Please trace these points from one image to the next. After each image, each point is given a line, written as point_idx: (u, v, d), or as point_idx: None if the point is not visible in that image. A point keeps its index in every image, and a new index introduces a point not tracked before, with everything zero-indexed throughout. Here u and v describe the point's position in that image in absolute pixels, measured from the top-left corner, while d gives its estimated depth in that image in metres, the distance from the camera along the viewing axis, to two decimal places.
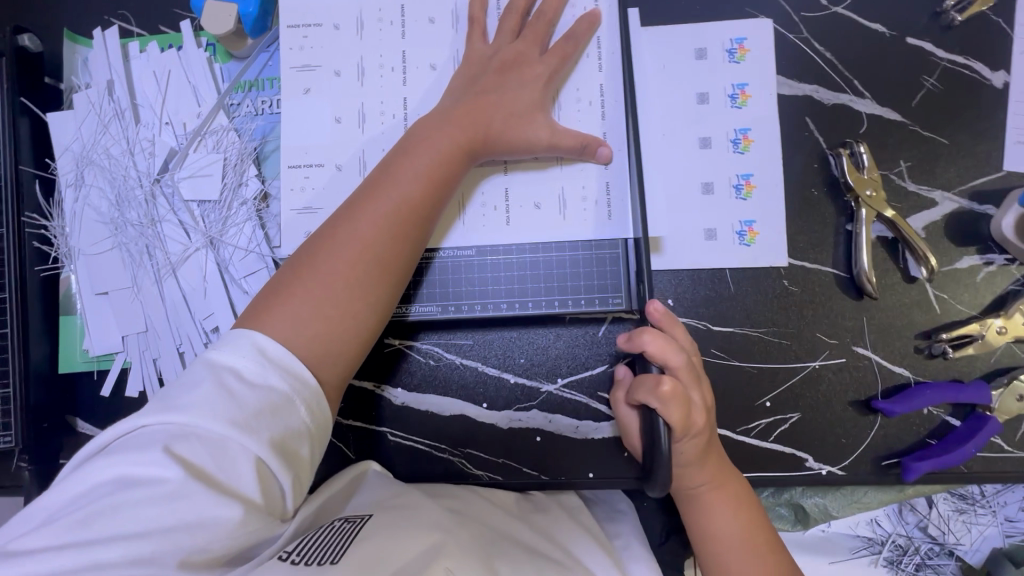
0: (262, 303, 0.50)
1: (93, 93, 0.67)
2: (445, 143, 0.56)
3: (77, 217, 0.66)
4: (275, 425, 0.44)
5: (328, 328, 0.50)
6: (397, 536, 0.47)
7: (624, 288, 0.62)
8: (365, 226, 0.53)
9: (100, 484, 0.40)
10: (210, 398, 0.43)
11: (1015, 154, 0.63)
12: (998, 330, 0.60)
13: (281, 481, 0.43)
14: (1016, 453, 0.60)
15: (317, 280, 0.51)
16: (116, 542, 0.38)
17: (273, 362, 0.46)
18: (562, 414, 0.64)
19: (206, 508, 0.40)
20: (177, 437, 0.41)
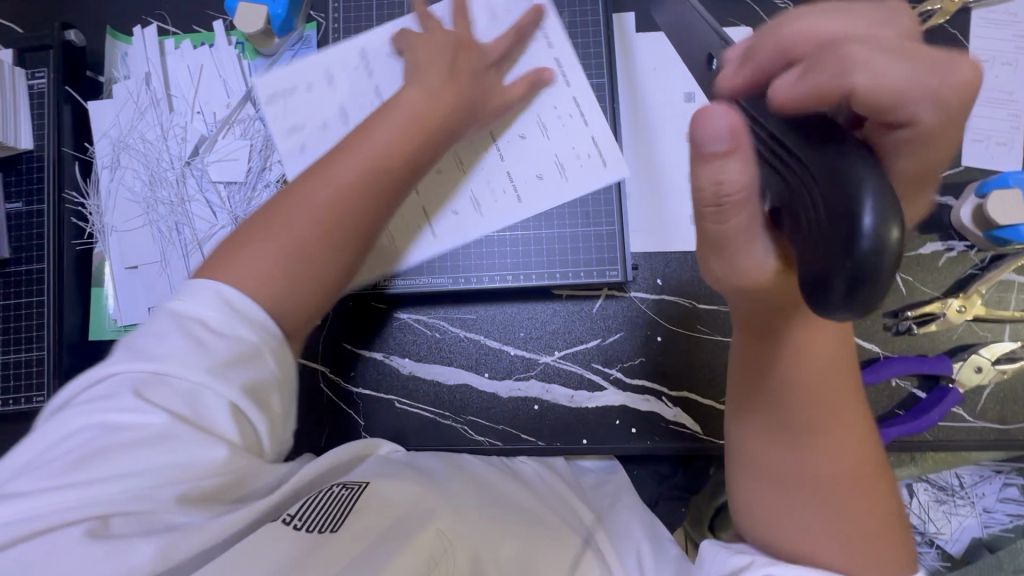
0: (231, 246, 0.47)
1: (131, 84, 0.73)
2: (428, 101, 0.55)
3: (112, 195, 0.71)
4: (247, 369, 0.41)
5: (301, 272, 0.46)
6: (393, 506, 0.50)
7: (620, 262, 0.67)
8: (342, 167, 0.49)
9: (82, 429, 0.39)
10: (182, 344, 0.40)
11: (972, 151, 0.69)
12: (957, 309, 0.65)
13: (259, 425, 0.42)
14: (976, 423, 0.65)
15: (290, 220, 0.47)
16: (103, 483, 0.38)
17: (236, 312, 0.42)
18: (558, 384, 0.69)
19: (188, 449, 0.39)
20: (152, 383, 0.40)
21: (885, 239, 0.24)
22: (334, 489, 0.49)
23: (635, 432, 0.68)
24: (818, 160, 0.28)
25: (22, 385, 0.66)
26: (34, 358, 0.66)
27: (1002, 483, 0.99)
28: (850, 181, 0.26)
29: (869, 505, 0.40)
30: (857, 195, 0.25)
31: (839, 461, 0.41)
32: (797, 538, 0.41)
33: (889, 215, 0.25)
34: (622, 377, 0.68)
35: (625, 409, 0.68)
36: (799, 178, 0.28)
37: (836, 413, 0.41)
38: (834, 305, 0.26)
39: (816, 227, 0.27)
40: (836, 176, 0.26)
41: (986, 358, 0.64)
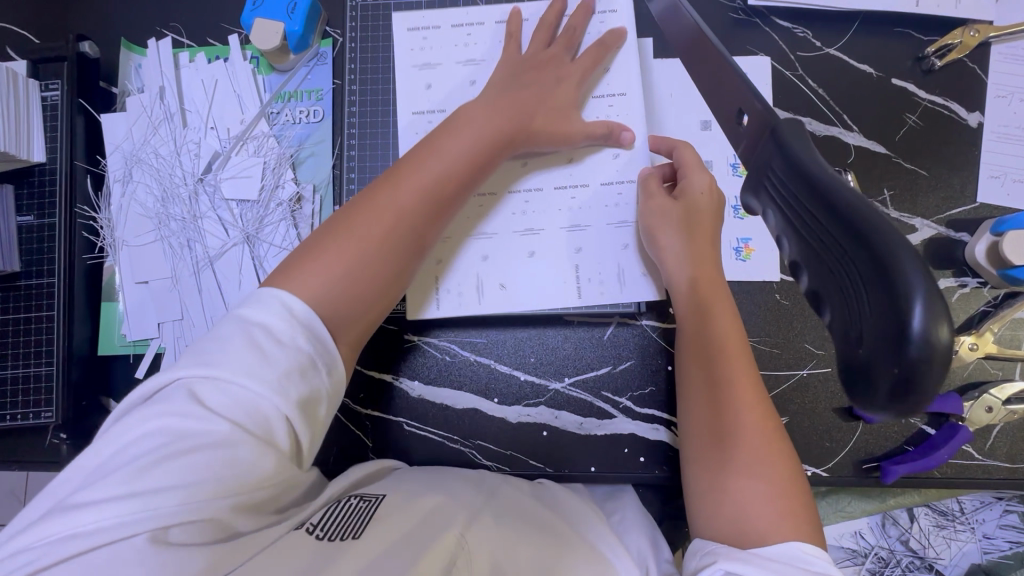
0: (287, 266, 0.54)
1: (145, 98, 0.72)
2: (485, 129, 0.61)
3: (124, 210, 0.71)
4: (300, 384, 0.48)
5: (348, 296, 0.54)
6: (410, 514, 0.54)
7: (633, 293, 0.67)
8: (398, 199, 0.57)
9: (147, 437, 0.44)
10: (242, 354, 0.47)
11: (988, 187, 0.69)
12: (970, 347, 0.65)
13: (305, 437, 0.48)
14: (985, 461, 0.65)
15: (353, 237, 0.55)
16: (164, 491, 0.42)
17: (299, 321, 0.50)
18: (568, 411, 0.69)
19: (247, 457, 0.45)
20: (212, 390, 0.46)
21: (939, 334, 0.21)
22: (351, 501, 0.54)
23: (644, 461, 0.68)
24: (851, 235, 0.25)
25: (30, 400, 0.66)
26: (43, 374, 0.66)
27: (1003, 510, 0.99)
28: (894, 268, 0.23)
29: (789, 481, 0.51)
30: (906, 292, 0.22)
31: (756, 437, 0.53)
32: (743, 503, 0.51)
33: (941, 302, 0.21)
34: (632, 405, 0.68)
35: (634, 437, 0.68)
36: (845, 261, 0.25)
37: (746, 396, 0.55)
38: (876, 403, 0.24)
39: (861, 328, 0.24)
40: (877, 258, 0.23)
41: (997, 398, 0.64)
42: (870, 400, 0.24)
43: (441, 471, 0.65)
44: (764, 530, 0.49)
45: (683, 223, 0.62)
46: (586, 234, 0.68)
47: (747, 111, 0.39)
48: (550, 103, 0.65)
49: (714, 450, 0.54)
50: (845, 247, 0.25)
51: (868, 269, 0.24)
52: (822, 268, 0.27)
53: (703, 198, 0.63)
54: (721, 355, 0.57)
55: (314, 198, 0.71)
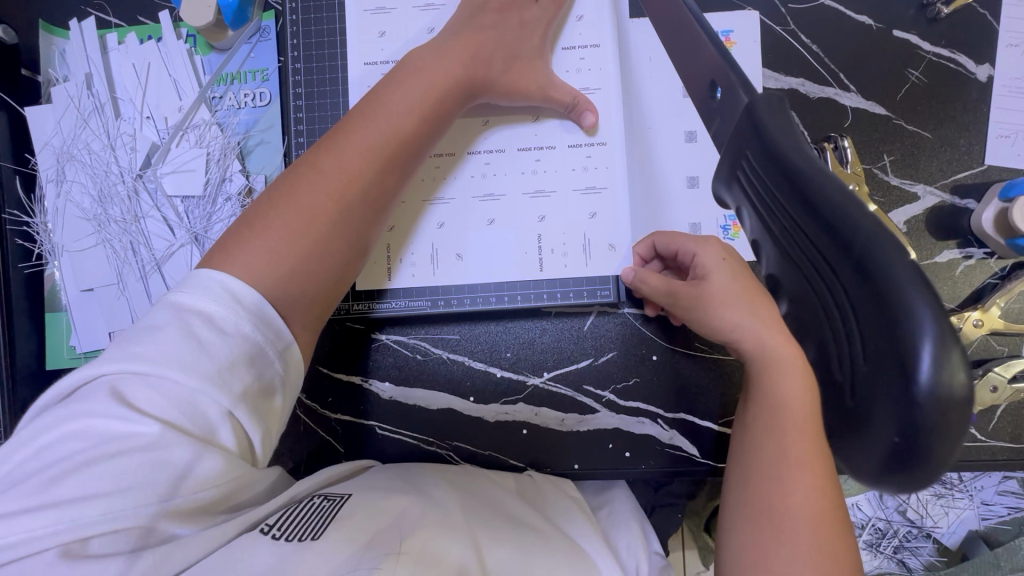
0: (225, 243, 0.48)
1: (72, 87, 0.66)
2: (438, 78, 0.55)
3: (60, 213, 0.65)
4: (249, 376, 0.43)
5: (301, 272, 0.49)
6: (376, 513, 0.47)
7: (613, 280, 0.62)
8: (345, 161, 0.52)
9: (67, 438, 0.39)
10: (178, 345, 0.41)
11: (996, 148, 0.63)
12: (975, 323, 0.61)
13: (255, 435, 0.44)
14: (988, 442, 0.62)
15: (296, 207, 0.49)
16: (83, 502, 0.37)
17: (245, 309, 0.44)
18: (548, 407, 0.65)
19: (181, 460, 0.40)
20: (141, 387, 0.40)
21: (952, 384, 0.21)
22: (314, 501, 0.48)
23: (629, 456, 0.64)
24: (847, 260, 0.23)
25: None
26: None
27: (1001, 477, 0.96)
28: (901, 304, 0.21)
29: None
30: (913, 332, 0.21)
31: (813, 521, 0.42)
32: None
33: (960, 346, 0.21)
34: (615, 398, 0.64)
35: (617, 431, 0.64)
36: (838, 289, 0.24)
37: (799, 468, 0.43)
38: (877, 458, 0.24)
39: (853, 367, 0.24)
40: (869, 287, 0.22)
41: (1002, 377, 0.60)
42: (867, 451, 0.24)
43: (420, 469, 0.61)
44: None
45: (701, 311, 0.51)
46: (562, 219, 0.63)
47: (726, 89, 0.33)
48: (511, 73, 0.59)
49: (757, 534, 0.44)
50: (834, 268, 0.24)
51: (864, 298, 0.23)
52: (808, 286, 0.27)
53: (720, 269, 0.50)
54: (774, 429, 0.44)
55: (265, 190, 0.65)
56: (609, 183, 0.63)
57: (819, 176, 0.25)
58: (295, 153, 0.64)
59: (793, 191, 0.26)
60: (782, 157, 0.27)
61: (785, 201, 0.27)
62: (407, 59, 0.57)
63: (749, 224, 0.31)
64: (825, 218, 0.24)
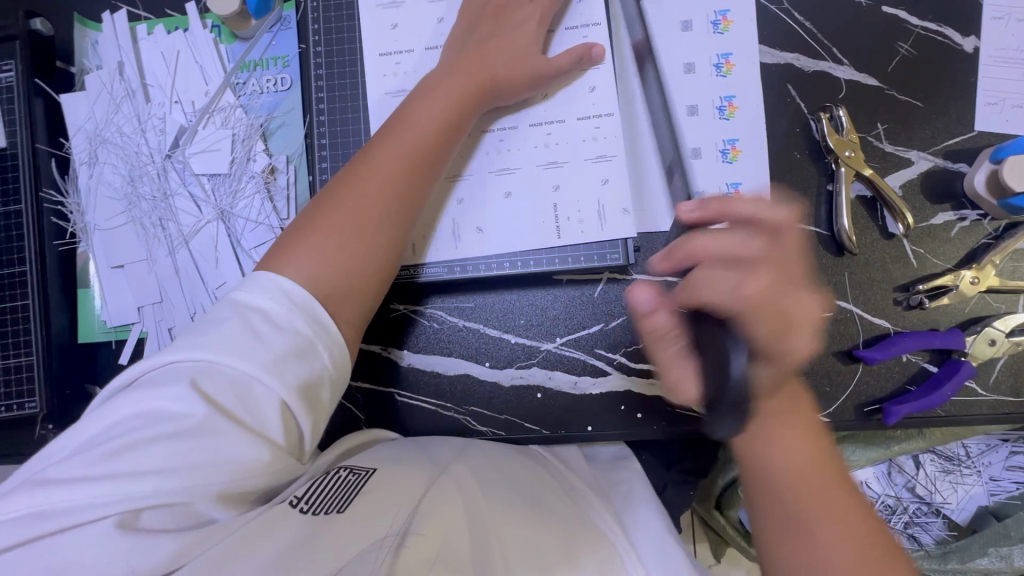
0: (277, 249, 0.52)
1: (104, 74, 0.69)
2: (457, 90, 0.60)
3: (92, 192, 0.69)
4: (301, 368, 0.46)
5: (347, 271, 0.52)
6: (398, 491, 0.50)
7: (621, 245, 0.65)
8: (377, 167, 0.56)
9: (134, 416, 0.43)
10: (238, 337, 0.45)
11: (985, 115, 0.66)
12: (971, 281, 0.63)
13: (303, 428, 0.46)
14: (990, 396, 0.64)
15: (337, 213, 0.54)
16: (143, 476, 0.41)
17: (298, 304, 0.48)
18: (561, 370, 0.67)
19: (232, 447, 0.43)
20: (201, 372, 0.44)
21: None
22: (340, 473, 0.51)
23: (641, 417, 0.66)
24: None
25: (12, 393, 0.64)
26: (23, 364, 0.64)
27: (1009, 452, 0.96)
28: None
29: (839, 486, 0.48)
30: None
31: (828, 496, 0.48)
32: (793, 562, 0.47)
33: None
34: (626, 361, 0.67)
35: (629, 394, 0.67)
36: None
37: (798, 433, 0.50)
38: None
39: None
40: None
41: (1000, 331, 0.62)
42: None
43: (442, 440, 0.63)
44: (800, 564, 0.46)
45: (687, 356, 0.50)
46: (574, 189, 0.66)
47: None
48: (515, 67, 0.63)
49: (778, 517, 0.48)
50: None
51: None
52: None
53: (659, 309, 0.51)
54: (775, 421, 0.50)
55: (287, 169, 0.68)
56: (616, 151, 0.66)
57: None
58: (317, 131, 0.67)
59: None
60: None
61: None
62: (425, 84, 0.62)
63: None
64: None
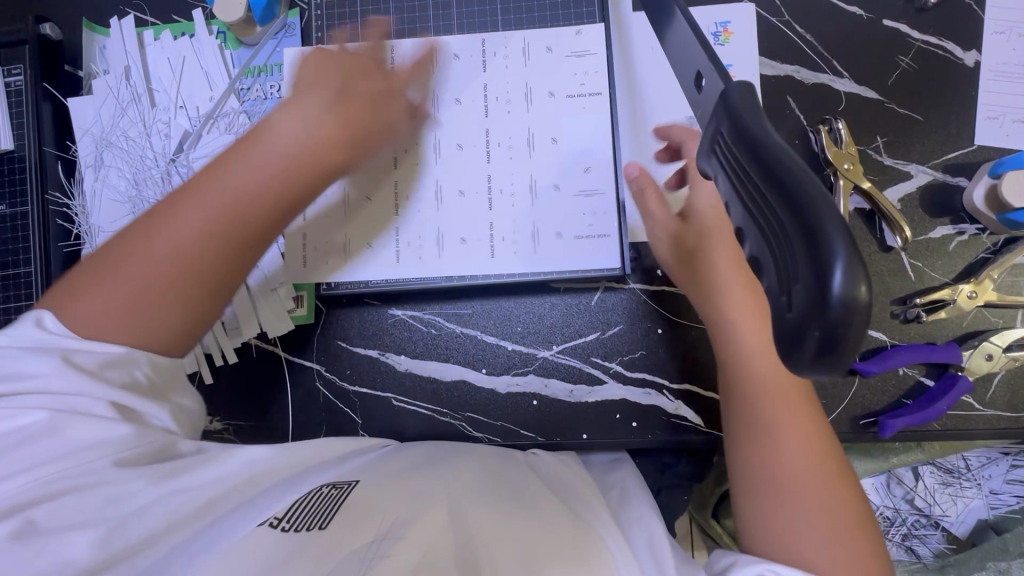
0: (81, 270, 0.45)
1: (111, 79, 0.70)
2: (335, 111, 0.49)
3: (97, 195, 0.69)
4: (132, 364, 0.44)
5: (138, 311, 0.44)
6: (383, 502, 0.48)
7: (617, 255, 0.66)
8: (210, 185, 0.45)
9: (1, 433, 0.41)
10: (79, 343, 0.42)
11: (986, 128, 0.66)
12: (968, 295, 0.63)
13: (153, 419, 0.45)
14: (987, 411, 0.63)
15: (144, 239, 0.44)
16: (19, 478, 0.40)
17: (115, 328, 0.44)
18: (557, 379, 0.68)
19: (88, 442, 0.41)
20: (52, 375, 0.41)
21: (857, 299, 0.21)
22: (322, 489, 0.49)
23: (636, 426, 0.67)
24: (793, 213, 0.23)
25: None
26: None
27: (1009, 465, 0.95)
28: (820, 240, 0.22)
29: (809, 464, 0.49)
30: (829, 255, 0.21)
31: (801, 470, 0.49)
32: (799, 553, 0.47)
33: (863, 264, 0.21)
34: (622, 370, 0.67)
35: (625, 402, 0.67)
36: (779, 253, 0.24)
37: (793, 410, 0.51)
38: (805, 367, 0.22)
39: (788, 297, 0.23)
40: (808, 232, 0.22)
41: (997, 345, 0.62)
42: (797, 361, 0.23)
43: (437, 447, 0.63)
44: (799, 554, 0.46)
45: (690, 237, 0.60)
46: (547, 212, 0.67)
47: (707, 79, 0.33)
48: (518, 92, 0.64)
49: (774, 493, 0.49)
50: (783, 226, 0.24)
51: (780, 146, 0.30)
52: (757, 228, 0.26)
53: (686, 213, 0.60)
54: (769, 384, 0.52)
55: None
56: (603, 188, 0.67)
57: (780, 147, 0.26)
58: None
59: (756, 163, 0.26)
60: (750, 133, 0.27)
61: (747, 164, 0.27)
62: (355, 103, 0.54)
63: (720, 189, 0.30)
64: (787, 186, 0.24)
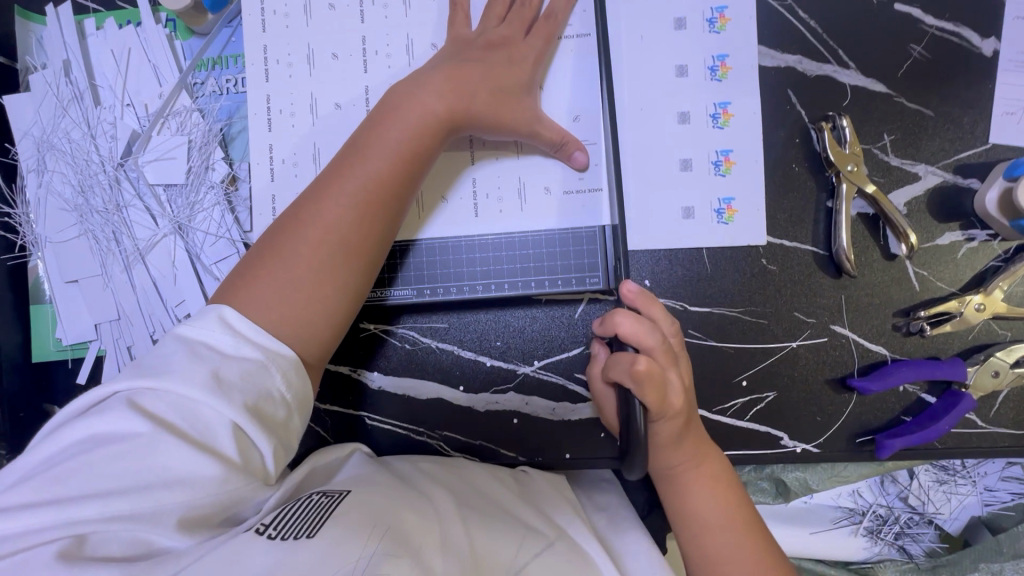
0: (238, 278, 0.50)
1: (50, 74, 0.64)
2: (421, 119, 0.54)
3: (41, 204, 0.64)
4: (249, 390, 0.44)
5: (302, 307, 0.50)
6: (371, 518, 0.45)
7: (602, 268, 0.61)
8: (374, 168, 0.53)
9: (79, 442, 0.41)
10: (186, 365, 0.43)
11: (1001, 125, 0.61)
12: (977, 307, 0.59)
13: (263, 453, 0.44)
14: (989, 429, 0.60)
15: (316, 219, 0.51)
16: (94, 498, 0.39)
17: (242, 335, 0.46)
18: (539, 395, 0.64)
19: (183, 464, 0.40)
20: (149, 394, 0.43)
21: None
22: (311, 498, 0.47)
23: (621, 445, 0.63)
24: None
25: None
26: None
27: (1007, 463, 0.89)
28: None
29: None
30: None
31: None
32: None
33: None
34: None
35: None
36: None
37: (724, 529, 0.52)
38: None
39: None
40: None
41: (1004, 362, 0.58)
42: None
43: (418, 462, 0.60)
44: None
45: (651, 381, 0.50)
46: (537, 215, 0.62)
47: None
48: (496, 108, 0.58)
49: None
50: None
51: None
52: None
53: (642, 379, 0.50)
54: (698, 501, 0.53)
55: (248, 178, 0.64)
56: (597, 138, 0.61)
57: None
58: (273, 104, 0.61)
59: None
60: None
61: None
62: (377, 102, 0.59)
63: None
64: None
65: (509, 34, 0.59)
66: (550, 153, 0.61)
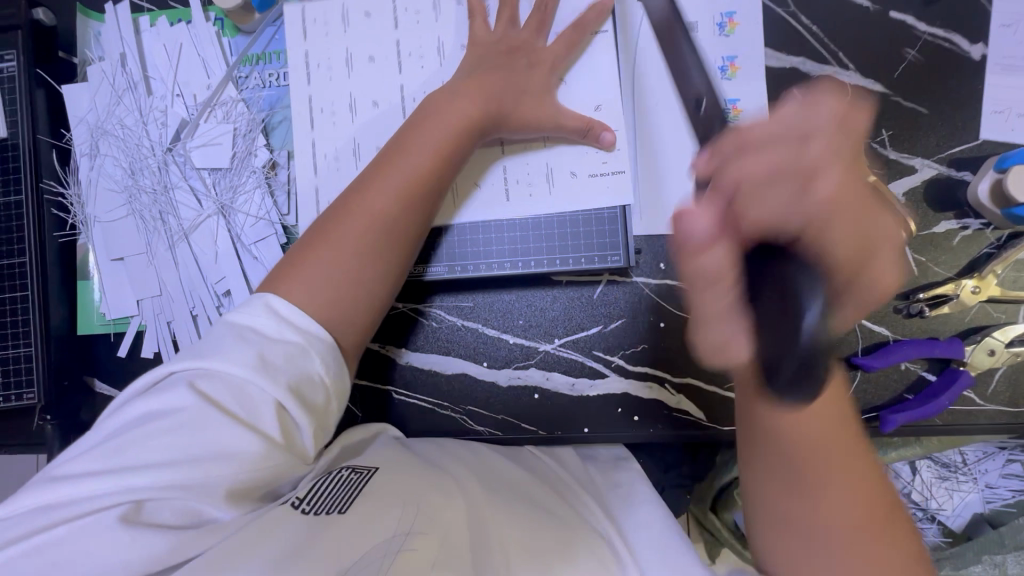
0: (287, 264, 0.54)
1: (107, 66, 0.69)
2: (455, 113, 0.59)
3: (93, 185, 0.69)
4: (290, 371, 0.46)
5: (348, 289, 0.53)
6: (398, 493, 0.48)
7: (623, 247, 0.65)
8: (415, 162, 0.57)
9: (137, 417, 0.44)
10: (234, 348, 0.46)
11: (990, 123, 0.66)
12: (972, 290, 0.63)
13: (304, 431, 0.46)
14: (987, 406, 0.64)
15: (362, 210, 0.55)
16: (148, 470, 0.42)
17: (284, 319, 0.49)
18: (559, 372, 0.67)
19: (230, 440, 0.43)
20: (200, 375, 0.45)
21: None
22: (343, 472, 0.50)
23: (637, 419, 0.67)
24: None
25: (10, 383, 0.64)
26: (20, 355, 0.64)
27: (1006, 459, 0.92)
28: None
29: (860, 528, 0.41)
30: None
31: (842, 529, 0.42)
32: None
33: None
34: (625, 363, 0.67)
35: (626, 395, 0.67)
36: None
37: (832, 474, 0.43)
38: None
39: None
40: None
41: (1000, 341, 0.62)
42: None
43: (441, 441, 0.63)
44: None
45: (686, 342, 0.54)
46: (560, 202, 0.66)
47: None
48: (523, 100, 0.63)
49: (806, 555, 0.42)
50: None
51: None
52: None
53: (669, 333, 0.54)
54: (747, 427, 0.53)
55: (289, 164, 0.68)
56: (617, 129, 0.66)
57: None
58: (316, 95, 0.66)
59: None
60: None
61: None
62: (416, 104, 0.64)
63: None
64: None
65: (524, 40, 0.65)
66: (578, 139, 0.65)
